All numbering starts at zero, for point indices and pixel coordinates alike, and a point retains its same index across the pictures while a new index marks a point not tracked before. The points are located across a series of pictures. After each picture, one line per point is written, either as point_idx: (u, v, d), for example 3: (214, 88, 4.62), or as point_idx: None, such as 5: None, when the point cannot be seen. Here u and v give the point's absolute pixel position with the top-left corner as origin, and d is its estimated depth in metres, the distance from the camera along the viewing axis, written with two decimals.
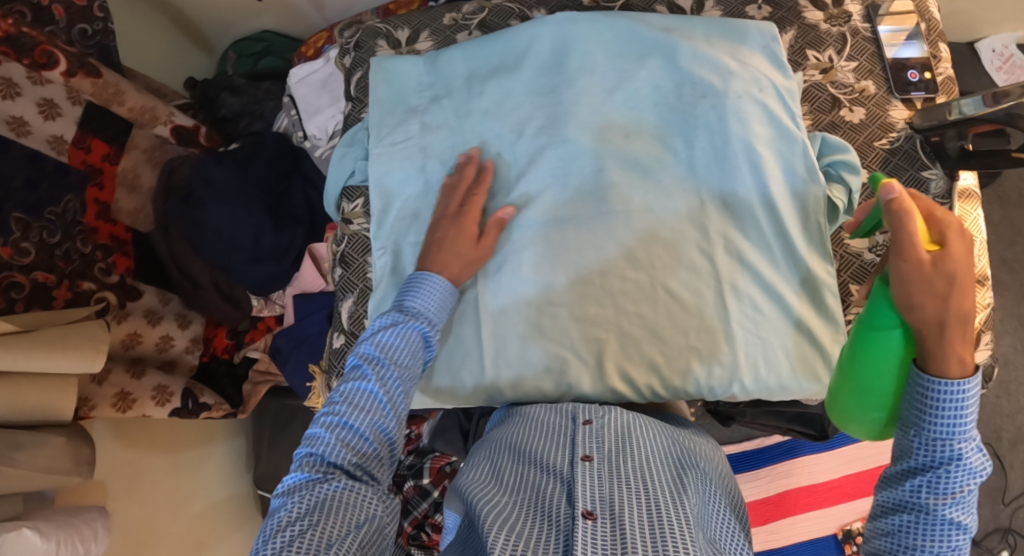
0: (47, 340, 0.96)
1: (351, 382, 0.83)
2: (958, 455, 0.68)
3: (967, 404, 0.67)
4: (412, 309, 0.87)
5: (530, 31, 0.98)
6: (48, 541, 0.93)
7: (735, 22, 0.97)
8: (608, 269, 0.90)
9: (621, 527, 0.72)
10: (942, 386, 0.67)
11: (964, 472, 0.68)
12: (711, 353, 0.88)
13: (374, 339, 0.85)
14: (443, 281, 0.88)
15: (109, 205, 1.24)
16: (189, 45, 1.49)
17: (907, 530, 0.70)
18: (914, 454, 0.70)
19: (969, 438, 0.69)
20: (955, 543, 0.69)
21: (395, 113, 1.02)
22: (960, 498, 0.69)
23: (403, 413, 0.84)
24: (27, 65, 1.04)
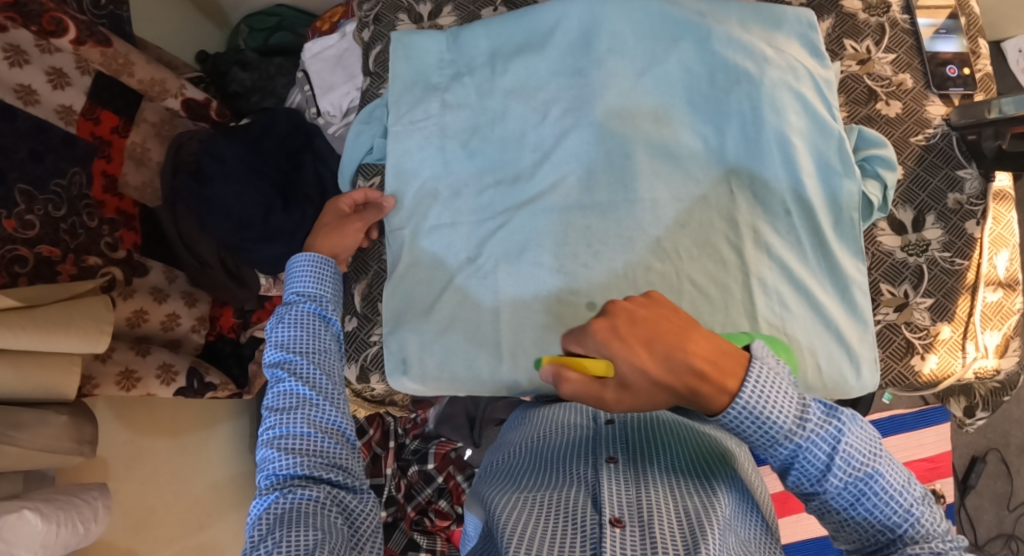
0: (51, 318, 0.93)
1: (272, 391, 0.81)
2: (800, 439, 0.61)
3: (759, 411, 0.60)
4: (294, 297, 0.87)
5: (558, 9, 0.95)
6: (48, 523, 0.91)
7: (771, 6, 0.94)
8: (632, 260, 0.87)
9: (651, 534, 0.70)
10: (724, 419, 0.61)
11: (816, 448, 0.61)
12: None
13: (272, 341, 0.84)
14: (309, 253, 0.88)
15: (116, 178, 1.21)
16: (201, 17, 1.45)
17: (832, 514, 0.63)
18: (771, 465, 0.64)
19: (790, 412, 0.61)
20: (876, 497, 0.61)
21: (416, 90, 0.98)
22: (847, 457, 0.60)
23: (337, 397, 0.82)
24: (34, 32, 1.00)
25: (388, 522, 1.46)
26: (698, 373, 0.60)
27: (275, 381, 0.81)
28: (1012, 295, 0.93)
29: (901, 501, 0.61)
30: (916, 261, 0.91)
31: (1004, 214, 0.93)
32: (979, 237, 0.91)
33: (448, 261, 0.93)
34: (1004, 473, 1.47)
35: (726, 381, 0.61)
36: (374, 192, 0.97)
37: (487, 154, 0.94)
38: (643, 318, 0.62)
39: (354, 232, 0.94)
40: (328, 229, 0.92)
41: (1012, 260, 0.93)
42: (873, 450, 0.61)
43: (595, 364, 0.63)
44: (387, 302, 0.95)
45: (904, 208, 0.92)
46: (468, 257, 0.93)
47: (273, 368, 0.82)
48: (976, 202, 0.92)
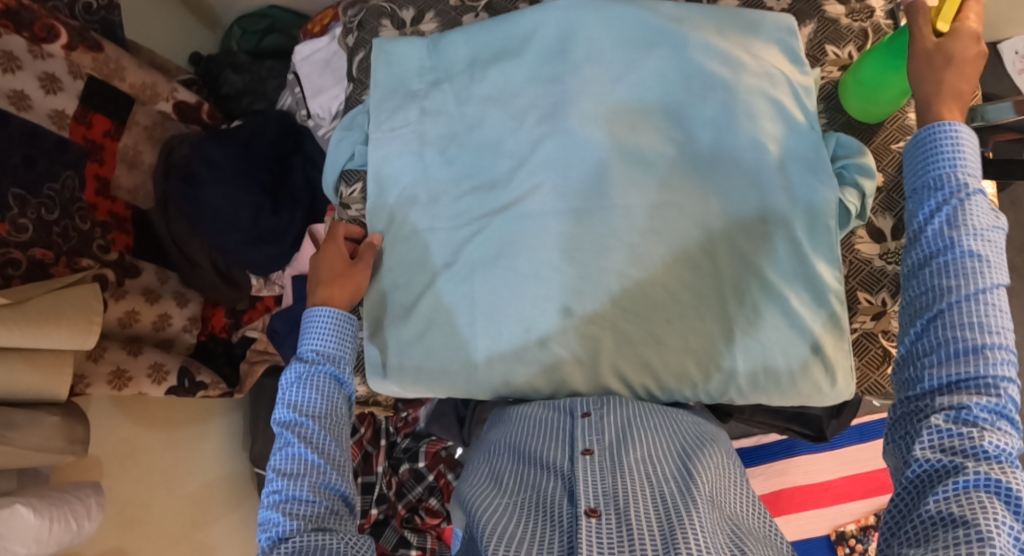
0: (40, 313, 0.95)
1: (281, 451, 0.79)
2: (970, 184, 0.65)
3: (961, 144, 0.67)
4: (313, 354, 0.86)
5: (535, 16, 0.95)
6: (41, 517, 0.94)
7: (749, 12, 0.94)
8: (604, 265, 0.88)
9: (627, 521, 0.69)
10: (934, 129, 0.68)
11: (973, 196, 0.65)
12: (709, 352, 0.86)
13: (287, 400, 0.83)
14: (331, 311, 0.87)
15: (109, 181, 1.23)
16: (195, 19, 1.47)
17: (932, 293, 0.64)
18: (920, 212, 0.68)
19: (972, 177, 0.67)
20: (982, 284, 0.62)
21: (396, 98, 1.00)
22: (983, 229, 0.63)
23: (343, 463, 0.81)
24: (27, 38, 1.03)
25: (379, 519, 1.46)
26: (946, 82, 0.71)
27: (282, 442, 0.80)
28: None
29: (1002, 368, 0.61)
30: (894, 269, 0.91)
31: None
32: None
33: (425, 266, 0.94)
34: None
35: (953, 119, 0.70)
36: (354, 227, 1.00)
37: (464, 161, 0.95)
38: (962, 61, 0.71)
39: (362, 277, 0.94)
40: (336, 281, 0.92)
41: None
42: (995, 266, 0.63)
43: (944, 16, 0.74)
44: (368, 304, 0.97)
45: (884, 216, 0.92)
46: (444, 262, 0.93)
47: (283, 427, 0.81)
48: None
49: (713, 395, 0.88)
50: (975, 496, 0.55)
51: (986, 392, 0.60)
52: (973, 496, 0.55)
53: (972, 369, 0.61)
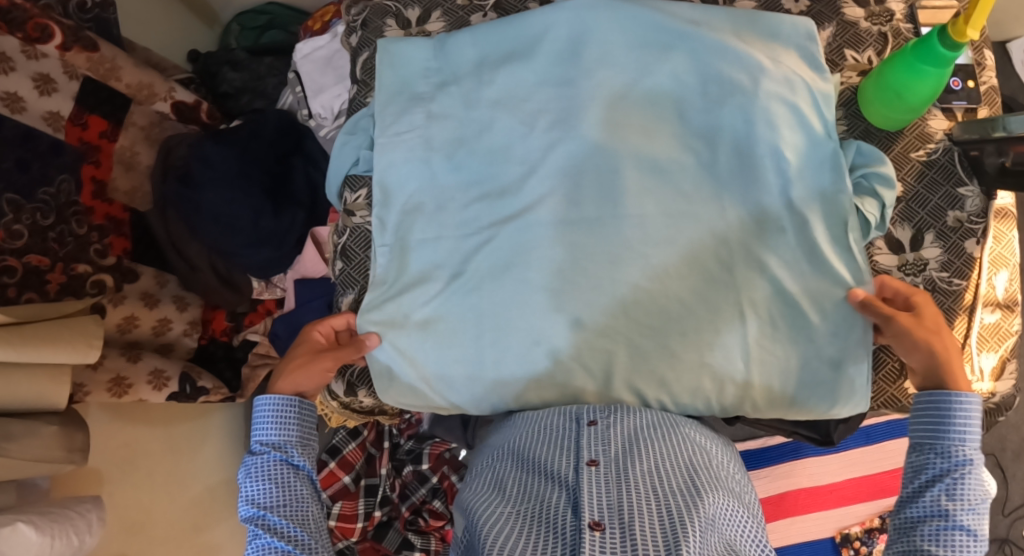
0: (39, 334, 0.93)
1: (251, 547, 0.80)
2: (974, 462, 0.73)
3: (974, 486, 0.72)
4: (261, 445, 0.85)
5: (547, 17, 0.92)
6: (42, 535, 0.92)
7: (768, 15, 0.91)
8: (618, 278, 0.85)
9: (632, 536, 0.68)
10: (939, 466, 0.74)
11: (970, 479, 0.72)
12: (727, 364, 0.85)
13: (245, 497, 0.83)
14: (268, 398, 0.85)
15: (105, 184, 1.20)
16: (192, 15, 1.43)
17: (934, 528, 0.72)
18: (928, 471, 0.75)
19: (977, 448, 0.74)
20: (971, 547, 0.71)
21: (400, 101, 0.96)
22: (974, 507, 0.72)
23: (314, 541, 0.81)
24: (20, 38, 1.01)
25: (382, 521, 1.45)
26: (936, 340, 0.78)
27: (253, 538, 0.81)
28: (1011, 316, 0.90)
29: None
30: (912, 281, 0.89)
31: (1005, 233, 0.91)
32: (979, 257, 0.89)
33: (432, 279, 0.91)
34: (999, 478, 1.42)
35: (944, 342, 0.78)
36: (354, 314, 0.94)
37: (472, 167, 0.92)
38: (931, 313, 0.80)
39: (321, 370, 0.88)
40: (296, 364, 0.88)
41: (1011, 279, 0.91)
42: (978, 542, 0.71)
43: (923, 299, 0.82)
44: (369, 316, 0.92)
45: (903, 227, 0.90)
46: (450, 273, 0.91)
47: (249, 525, 0.82)
48: (977, 221, 0.89)
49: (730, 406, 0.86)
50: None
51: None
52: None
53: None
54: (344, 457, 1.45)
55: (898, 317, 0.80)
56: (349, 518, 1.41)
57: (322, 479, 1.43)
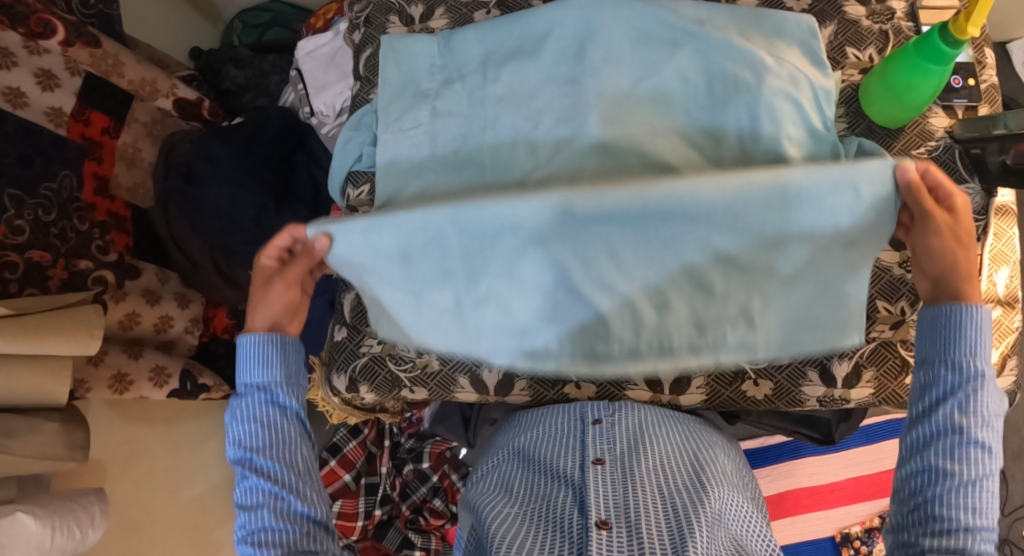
0: (40, 324, 0.93)
1: (241, 489, 0.77)
2: (983, 373, 0.69)
3: (984, 398, 0.69)
4: (247, 385, 0.80)
5: (552, 15, 0.92)
6: (43, 527, 0.92)
7: (773, 13, 0.92)
8: (611, 225, 0.66)
9: (639, 534, 0.68)
10: (950, 377, 0.70)
11: (980, 392, 0.69)
12: (728, 313, 0.76)
13: (233, 439, 0.79)
14: (255, 337, 0.80)
15: (107, 180, 1.20)
16: (195, 12, 1.44)
17: (946, 447, 0.68)
18: (935, 388, 0.70)
19: (988, 358, 0.70)
20: (982, 462, 0.68)
21: (405, 97, 0.97)
22: (985, 420, 0.69)
23: (306, 483, 0.78)
24: (22, 34, 1.00)
25: (382, 520, 1.44)
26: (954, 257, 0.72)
27: (242, 479, 0.78)
28: (1012, 313, 0.91)
29: (988, 540, 0.67)
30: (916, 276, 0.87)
31: (1006, 230, 0.91)
32: (979, 254, 0.89)
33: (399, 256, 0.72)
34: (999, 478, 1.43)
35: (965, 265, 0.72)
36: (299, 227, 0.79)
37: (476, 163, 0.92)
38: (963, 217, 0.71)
39: (280, 296, 0.83)
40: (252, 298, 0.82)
41: (1012, 276, 0.91)
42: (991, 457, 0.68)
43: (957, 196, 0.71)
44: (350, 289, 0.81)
45: None
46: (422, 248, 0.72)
47: (237, 466, 0.78)
48: (980, 218, 0.89)
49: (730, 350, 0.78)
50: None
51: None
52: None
53: (965, 545, 0.66)
54: (345, 456, 1.45)
55: (937, 216, 0.70)
56: (349, 517, 1.41)
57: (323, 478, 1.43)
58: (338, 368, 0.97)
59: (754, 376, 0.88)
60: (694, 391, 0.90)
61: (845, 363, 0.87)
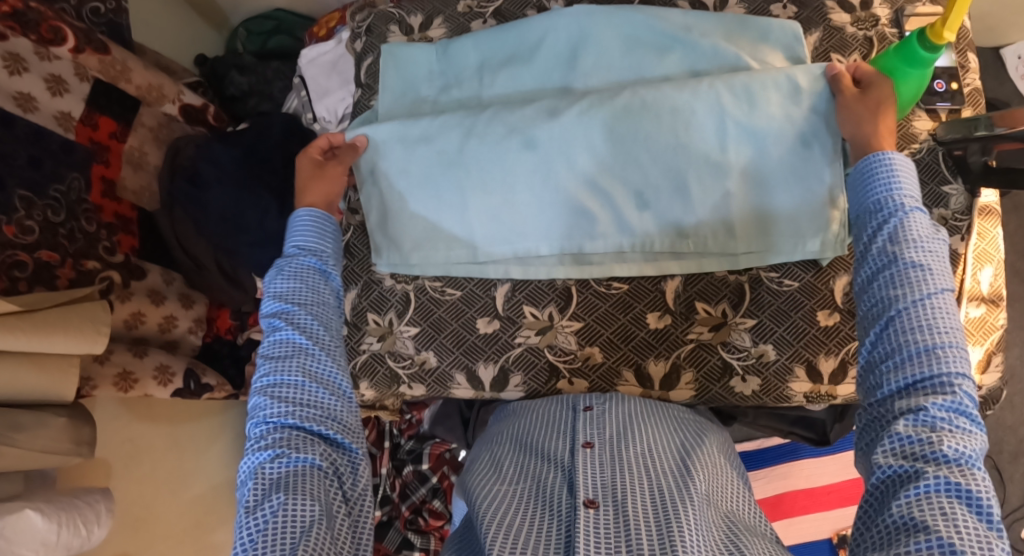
0: (48, 320, 0.96)
1: (269, 342, 0.77)
2: (906, 202, 0.69)
3: (912, 222, 0.68)
4: (295, 250, 0.85)
5: (545, 23, 0.95)
6: (49, 522, 0.94)
7: (757, 19, 0.94)
8: (581, 126, 0.89)
9: (626, 512, 0.70)
10: (880, 216, 0.70)
11: (911, 218, 0.68)
12: (689, 208, 0.89)
13: (272, 292, 0.81)
14: (312, 211, 0.87)
15: (114, 183, 1.22)
16: (201, 21, 1.48)
17: (883, 284, 0.67)
18: (866, 236, 0.71)
19: (911, 193, 0.71)
20: (927, 284, 0.64)
21: (404, 102, 0.99)
22: (922, 243, 0.66)
23: (333, 346, 0.79)
24: (34, 40, 1.04)
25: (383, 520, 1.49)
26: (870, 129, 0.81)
27: (271, 330, 0.78)
28: (996, 310, 0.93)
29: (953, 367, 0.62)
30: None
31: (989, 229, 0.93)
32: (963, 253, 0.92)
33: (424, 162, 0.94)
34: (997, 480, 1.43)
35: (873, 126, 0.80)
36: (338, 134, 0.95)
37: None
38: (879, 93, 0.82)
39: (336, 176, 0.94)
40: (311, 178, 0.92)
41: (996, 275, 0.93)
42: (938, 276, 0.65)
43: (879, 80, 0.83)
44: (377, 207, 0.97)
45: None
46: (439, 150, 0.93)
47: (270, 318, 0.79)
48: (960, 218, 0.92)
49: (692, 249, 0.90)
50: (936, 500, 0.56)
51: (942, 391, 0.61)
52: (934, 500, 0.56)
53: (926, 369, 0.62)
54: None
55: (847, 93, 0.84)
56: None
57: None
58: None
59: (743, 372, 0.90)
60: (683, 387, 0.92)
61: (832, 360, 0.89)
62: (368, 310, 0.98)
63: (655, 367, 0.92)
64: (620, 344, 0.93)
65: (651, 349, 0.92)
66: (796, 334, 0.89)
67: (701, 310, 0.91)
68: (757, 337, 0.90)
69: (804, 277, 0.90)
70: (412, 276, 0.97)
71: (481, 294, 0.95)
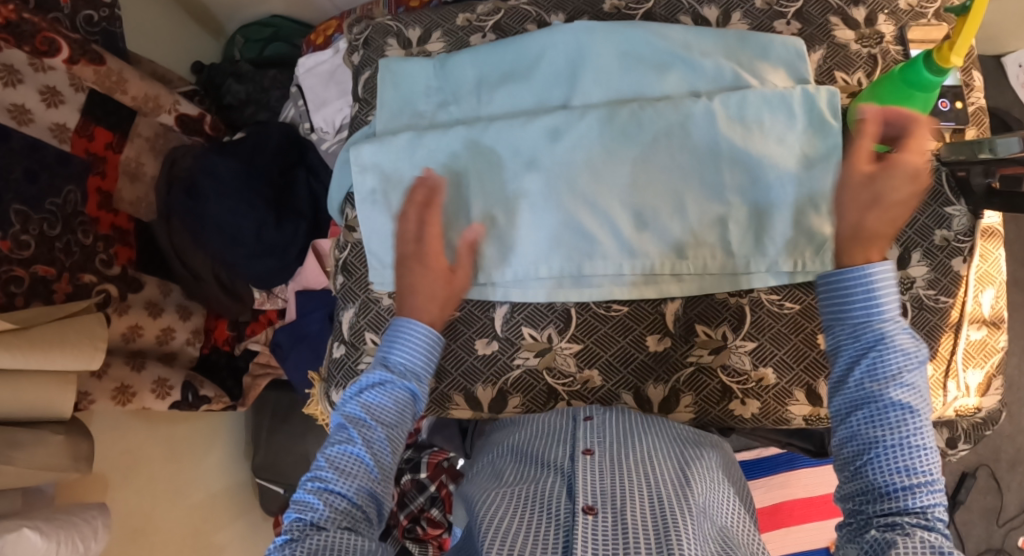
0: (44, 337, 0.96)
1: (338, 444, 0.78)
2: (889, 327, 0.72)
3: (898, 352, 0.71)
4: (396, 365, 0.84)
5: (544, 39, 0.94)
6: (49, 541, 0.94)
7: (759, 36, 0.93)
8: (583, 143, 0.89)
9: (624, 520, 0.69)
10: (864, 336, 0.73)
11: (897, 350, 0.71)
12: (689, 227, 0.89)
13: (360, 398, 0.82)
14: (427, 330, 0.85)
15: (111, 194, 1.22)
16: (197, 27, 1.46)
17: (867, 413, 0.70)
18: (848, 349, 0.74)
19: (894, 314, 0.74)
20: (904, 418, 0.69)
21: (402, 118, 0.98)
22: (903, 376, 0.70)
23: (391, 472, 0.80)
24: (27, 52, 1.03)
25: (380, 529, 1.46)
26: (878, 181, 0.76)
27: (344, 432, 0.79)
28: (998, 333, 0.93)
29: (928, 498, 0.66)
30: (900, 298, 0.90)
31: (992, 251, 0.93)
32: (965, 275, 0.91)
33: None
34: (994, 488, 1.43)
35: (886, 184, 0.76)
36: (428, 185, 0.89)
37: None
38: (885, 186, 0.76)
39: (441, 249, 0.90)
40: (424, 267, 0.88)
41: (998, 297, 0.93)
42: (920, 413, 0.69)
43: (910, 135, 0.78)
44: (374, 231, 0.95)
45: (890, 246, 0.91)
46: (439, 169, 0.93)
47: (347, 420, 0.80)
48: (964, 239, 0.91)
49: (690, 269, 0.89)
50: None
51: (920, 517, 0.66)
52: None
53: (906, 501, 0.66)
54: None
55: (858, 169, 0.78)
56: None
57: None
58: (337, 385, 0.99)
59: (742, 395, 0.90)
60: (682, 410, 0.92)
61: None
62: (366, 329, 0.97)
63: (654, 390, 0.92)
64: (619, 367, 0.92)
65: (650, 372, 0.92)
66: (797, 357, 0.89)
67: (701, 333, 0.91)
68: (757, 360, 0.90)
69: (805, 299, 0.89)
70: None
71: (479, 315, 0.95)
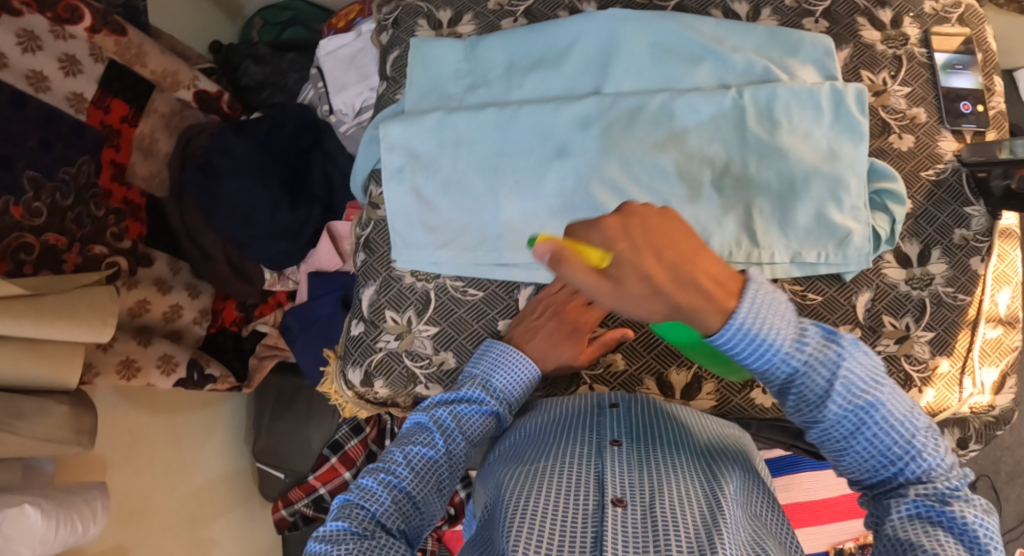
0: (54, 307, 0.93)
1: (416, 444, 0.78)
2: (802, 346, 0.67)
3: (809, 366, 0.67)
4: (495, 389, 0.83)
5: (577, 26, 0.95)
6: (48, 520, 0.92)
7: (789, 33, 0.94)
8: (613, 133, 0.90)
9: (655, 512, 0.70)
10: (773, 377, 0.68)
11: (812, 366, 0.66)
12: (716, 219, 0.89)
13: (450, 407, 0.81)
14: (533, 368, 0.84)
15: (124, 168, 1.20)
16: (217, 7, 1.45)
17: (827, 426, 0.68)
18: (776, 388, 0.69)
19: (792, 321, 0.67)
20: (858, 411, 0.66)
21: (432, 99, 0.98)
22: (835, 377, 0.66)
23: (452, 484, 0.79)
24: (49, 18, 1.02)
25: None
26: (702, 287, 0.63)
27: (426, 433, 0.80)
28: (1012, 332, 0.94)
29: (915, 449, 0.66)
30: (918, 295, 0.91)
31: (1009, 251, 0.94)
32: (983, 274, 0.92)
33: (454, 163, 0.93)
34: (993, 499, 1.45)
35: (726, 301, 0.65)
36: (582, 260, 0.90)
37: None
38: (655, 228, 0.62)
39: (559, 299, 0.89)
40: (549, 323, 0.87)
41: (1013, 297, 0.94)
42: (857, 384, 0.66)
43: (594, 253, 0.61)
44: (399, 211, 0.95)
45: (911, 242, 0.92)
46: (468, 152, 0.93)
47: (430, 422, 0.80)
48: (982, 239, 0.93)
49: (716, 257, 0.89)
50: (918, 523, 0.64)
51: (913, 473, 0.66)
52: (918, 524, 0.64)
53: (897, 466, 0.67)
54: (345, 452, 1.36)
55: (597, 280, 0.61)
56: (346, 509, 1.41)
57: (321, 475, 1.36)
58: (353, 362, 0.98)
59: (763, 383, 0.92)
60: (703, 397, 0.92)
61: None
62: (387, 307, 0.96)
63: (677, 376, 0.92)
64: (642, 352, 0.93)
65: (674, 358, 0.92)
66: None
67: None
68: None
69: (828, 291, 0.91)
70: (433, 274, 0.96)
71: (503, 296, 0.95)
